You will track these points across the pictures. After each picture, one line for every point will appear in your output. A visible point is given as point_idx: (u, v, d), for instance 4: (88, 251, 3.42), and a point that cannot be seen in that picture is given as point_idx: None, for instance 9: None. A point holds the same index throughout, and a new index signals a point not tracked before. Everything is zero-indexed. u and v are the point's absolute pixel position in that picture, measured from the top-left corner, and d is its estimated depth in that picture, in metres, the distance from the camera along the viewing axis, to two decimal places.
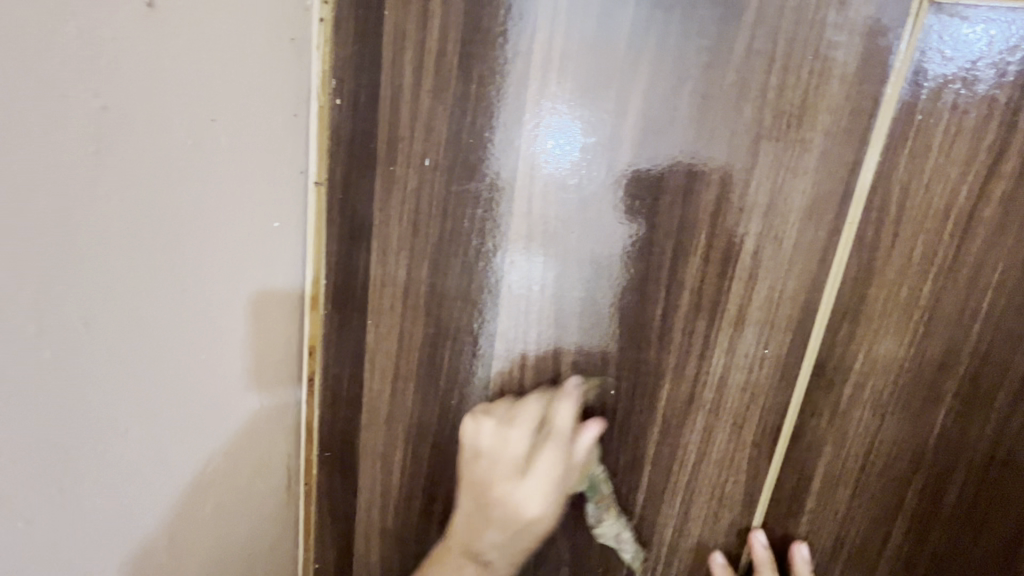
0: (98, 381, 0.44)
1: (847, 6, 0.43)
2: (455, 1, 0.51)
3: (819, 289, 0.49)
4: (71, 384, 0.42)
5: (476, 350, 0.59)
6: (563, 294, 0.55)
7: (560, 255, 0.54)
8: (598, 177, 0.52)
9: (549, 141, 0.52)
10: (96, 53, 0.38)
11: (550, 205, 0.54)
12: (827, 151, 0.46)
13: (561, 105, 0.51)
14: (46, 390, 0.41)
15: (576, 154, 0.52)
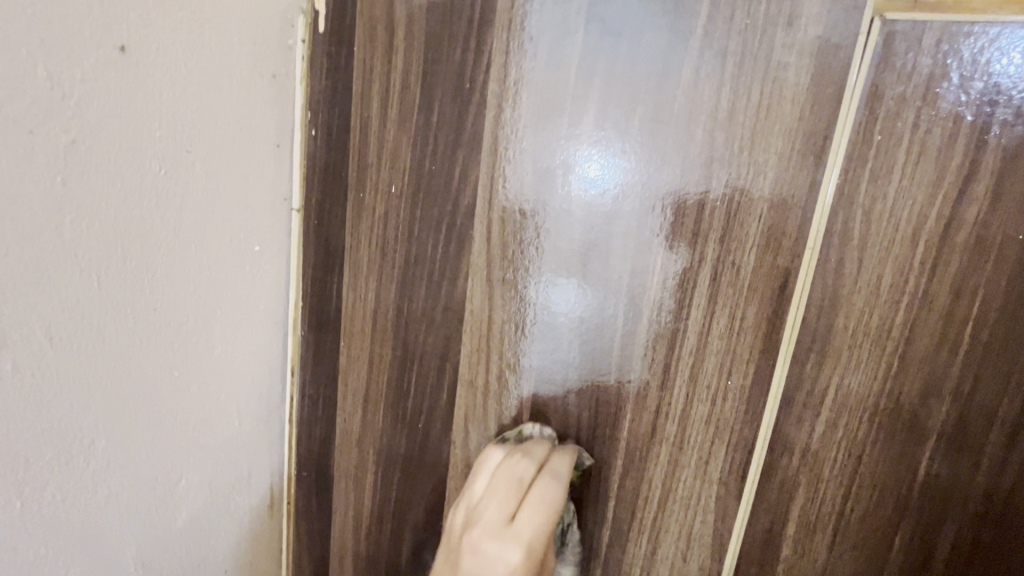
0: (68, 394, 0.47)
1: (794, 28, 0.43)
2: (416, 35, 0.53)
3: (782, 317, 0.46)
4: (41, 396, 0.45)
5: (441, 374, 0.59)
6: (602, 326, 0.52)
7: (600, 282, 0.52)
8: (630, 202, 0.49)
9: (585, 165, 0.50)
10: (65, 94, 0.43)
11: (591, 230, 0.51)
12: (782, 174, 0.44)
13: (589, 128, 0.50)
14: (16, 401, 0.43)
15: (612, 177, 0.50)
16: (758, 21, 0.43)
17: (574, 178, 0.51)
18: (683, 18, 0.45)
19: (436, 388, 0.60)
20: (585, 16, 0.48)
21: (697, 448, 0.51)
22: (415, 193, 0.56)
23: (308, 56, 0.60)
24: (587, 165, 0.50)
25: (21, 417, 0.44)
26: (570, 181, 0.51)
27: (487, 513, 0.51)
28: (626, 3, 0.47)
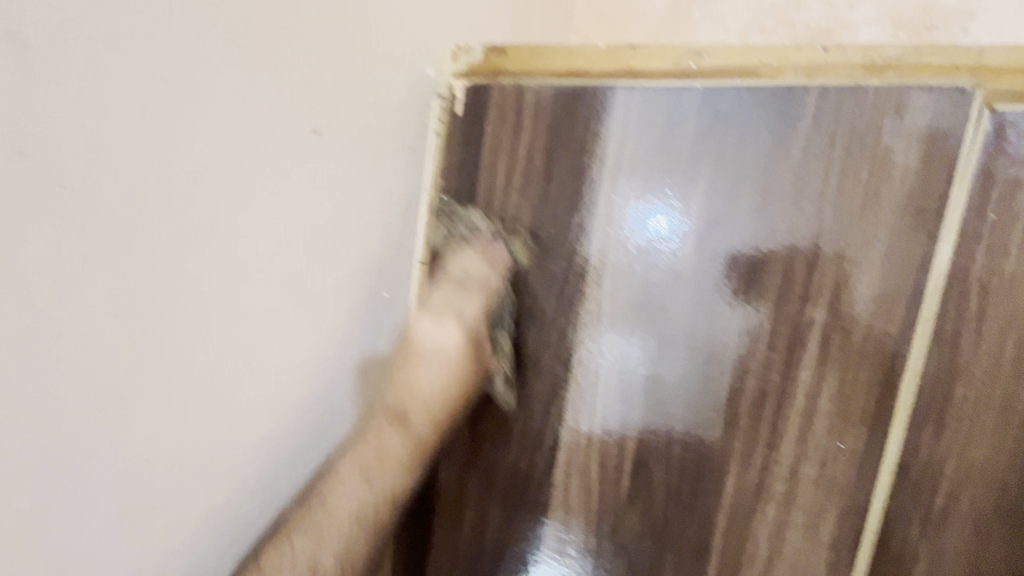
0: (229, 410, 0.54)
1: (903, 116, 0.47)
2: (543, 118, 0.62)
3: (895, 383, 0.48)
4: (208, 408, 0.53)
5: (545, 419, 0.63)
6: (659, 376, 0.57)
7: (658, 334, 0.57)
8: (693, 260, 0.55)
9: (637, 225, 0.58)
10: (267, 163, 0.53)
11: (639, 283, 0.58)
12: (893, 246, 0.48)
13: (642, 191, 0.57)
14: (191, 410, 0.51)
15: (664, 234, 0.56)
16: (867, 110, 0.48)
17: (631, 240, 0.58)
18: (794, 106, 0.51)
19: (539, 431, 0.63)
20: (698, 103, 0.55)
21: (806, 510, 0.51)
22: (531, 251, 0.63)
23: (443, 131, 0.69)
24: (641, 229, 0.57)
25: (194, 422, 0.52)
26: (628, 242, 0.58)
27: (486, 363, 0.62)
28: (737, 93, 0.53)
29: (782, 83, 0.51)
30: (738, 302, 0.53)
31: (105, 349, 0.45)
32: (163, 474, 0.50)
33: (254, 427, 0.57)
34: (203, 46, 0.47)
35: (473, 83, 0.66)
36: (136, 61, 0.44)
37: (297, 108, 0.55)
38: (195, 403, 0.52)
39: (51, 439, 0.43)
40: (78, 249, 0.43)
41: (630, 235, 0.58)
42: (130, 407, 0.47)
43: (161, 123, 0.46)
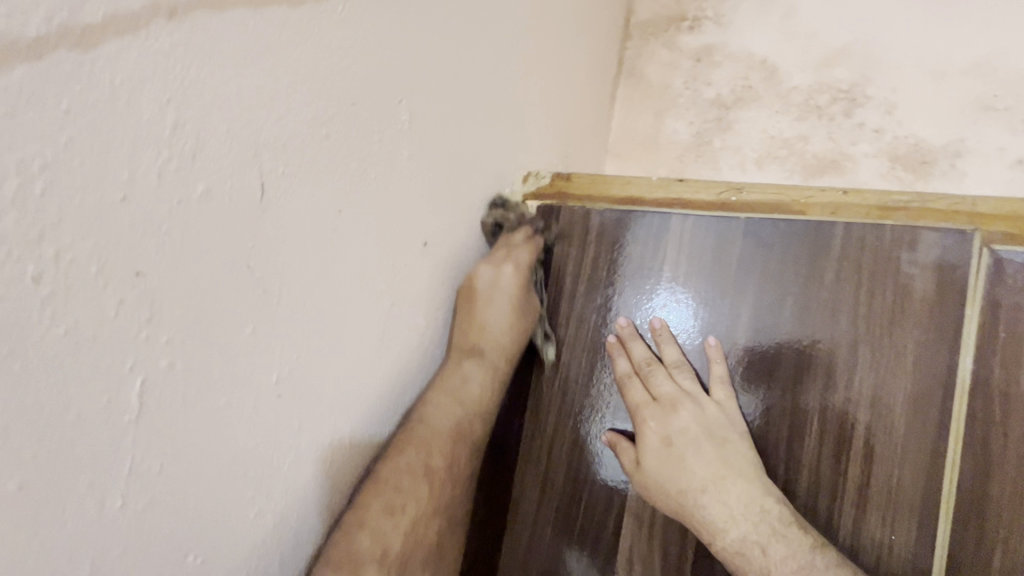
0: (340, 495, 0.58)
1: (916, 249, 0.58)
2: (607, 234, 0.73)
3: (937, 478, 0.54)
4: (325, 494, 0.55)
5: (610, 504, 0.68)
6: None
7: None
8: (733, 357, 0.64)
9: (667, 317, 0.68)
10: (397, 273, 0.61)
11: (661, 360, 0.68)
12: (922, 356, 0.56)
13: (680, 292, 0.68)
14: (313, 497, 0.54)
15: (689, 325, 0.67)
16: (886, 243, 0.59)
17: (645, 322, 0.69)
18: (823, 237, 0.62)
19: (603, 517, 0.68)
20: (741, 230, 0.66)
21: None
22: (593, 348, 0.72)
23: None
24: (655, 316, 0.69)
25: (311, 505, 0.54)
26: (641, 324, 0.69)
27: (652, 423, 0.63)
28: (775, 224, 0.64)
29: (810, 218, 0.63)
30: (784, 398, 0.61)
31: (269, 434, 0.48)
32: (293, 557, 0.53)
33: None
34: (373, 175, 0.55)
35: (544, 203, 0.78)
36: (324, 186, 0.49)
37: (426, 227, 0.65)
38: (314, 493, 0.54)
39: (213, 523, 0.44)
40: (265, 348, 0.46)
41: (644, 318, 0.69)
42: (274, 496, 0.49)
43: (335, 235, 0.51)
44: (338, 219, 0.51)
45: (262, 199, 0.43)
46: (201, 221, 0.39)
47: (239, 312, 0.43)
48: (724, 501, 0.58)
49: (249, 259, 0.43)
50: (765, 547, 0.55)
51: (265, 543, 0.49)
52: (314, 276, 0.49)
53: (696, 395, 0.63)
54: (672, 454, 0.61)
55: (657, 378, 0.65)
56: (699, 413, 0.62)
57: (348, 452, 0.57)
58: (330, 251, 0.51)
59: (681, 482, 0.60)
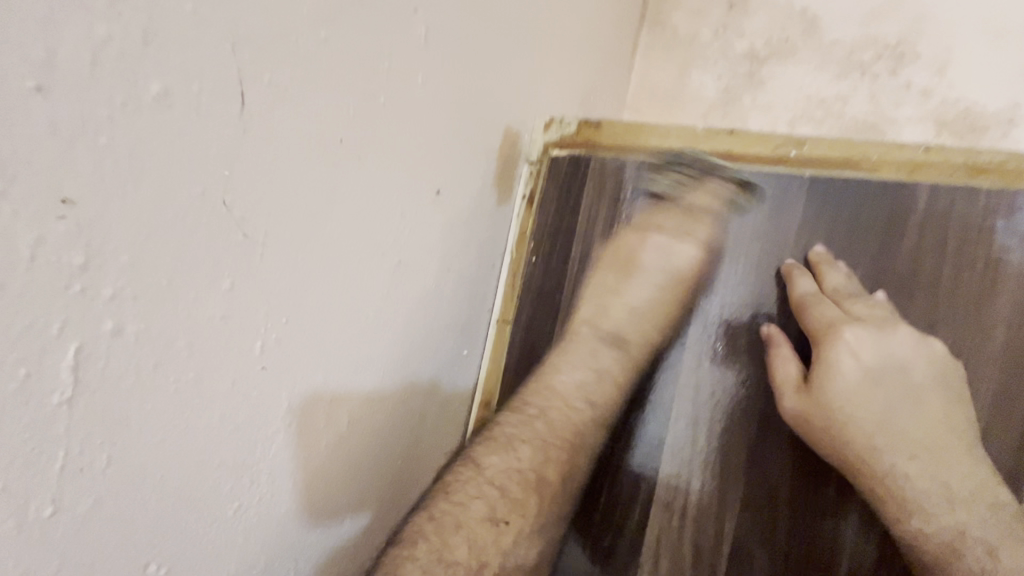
0: (334, 478, 0.49)
1: (1013, 217, 0.50)
2: (644, 192, 0.64)
3: (1017, 479, 0.49)
4: (320, 477, 0.47)
5: (633, 490, 0.62)
6: (686, 440, 0.60)
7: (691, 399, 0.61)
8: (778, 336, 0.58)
9: (696, 290, 0.61)
10: (404, 225, 0.51)
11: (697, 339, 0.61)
12: (1010, 340, 0.50)
13: (722, 262, 0.60)
14: (303, 481, 0.45)
15: (726, 299, 0.60)
16: (977, 210, 0.51)
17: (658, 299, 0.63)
18: (902, 200, 0.54)
19: (626, 511, 0.62)
20: (804, 190, 0.57)
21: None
22: (618, 319, 0.64)
23: (533, 196, 0.71)
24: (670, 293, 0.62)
25: (296, 493, 0.45)
26: (656, 298, 0.63)
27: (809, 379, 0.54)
28: (846, 184, 0.56)
29: (885, 178, 0.55)
30: None
31: (250, 415, 0.39)
32: (280, 553, 0.44)
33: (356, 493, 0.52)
34: (383, 100, 0.44)
35: (572, 154, 0.69)
36: (321, 108, 0.38)
37: (440, 173, 0.55)
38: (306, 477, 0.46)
39: (177, 522, 0.35)
40: (246, 309, 0.36)
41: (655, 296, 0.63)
42: (258, 487, 0.41)
43: (338, 171, 0.41)
44: (343, 151, 0.41)
45: (241, 117, 0.33)
46: (159, 135, 0.28)
47: (211, 263, 0.33)
48: (968, 484, 0.47)
49: (227, 193, 0.33)
50: (993, 548, 0.45)
51: (247, 542, 0.41)
52: (310, 221, 0.40)
53: (883, 330, 0.52)
54: (884, 425, 0.51)
55: (822, 306, 0.54)
56: (886, 343, 0.52)
57: (345, 432, 0.49)
58: (333, 190, 0.41)
59: (871, 444, 0.50)
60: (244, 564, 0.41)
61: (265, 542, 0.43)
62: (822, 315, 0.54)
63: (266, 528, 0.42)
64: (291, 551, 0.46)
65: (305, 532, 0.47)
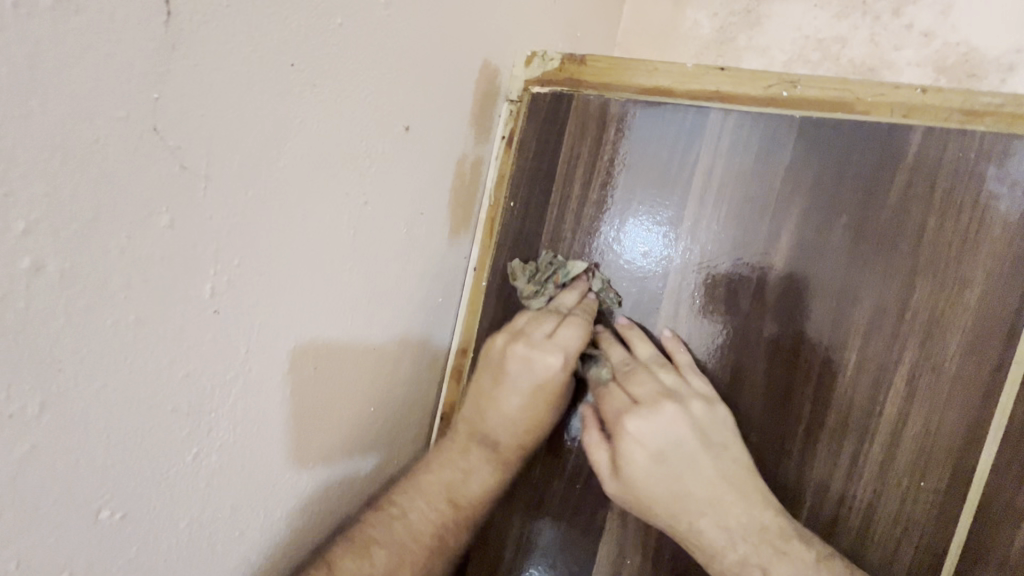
0: (301, 425, 0.48)
1: (1007, 163, 0.48)
2: (628, 133, 0.61)
3: (981, 427, 0.49)
4: (286, 425, 0.46)
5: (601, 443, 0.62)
6: None
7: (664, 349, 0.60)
8: (761, 283, 0.55)
9: (674, 239, 0.59)
10: (370, 163, 0.48)
11: (677, 288, 0.59)
12: (990, 289, 0.49)
13: (706, 208, 0.58)
14: (268, 428, 0.44)
15: (708, 247, 0.58)
16: (970, 155, 0.49)
17: (632, 249, 0.61)
18: (894, 144, 0.51)
19: None
20: (794, 131, 0.54)
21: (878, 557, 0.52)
22: (597, 268, 0.62)
23: (511, 136, 0.67)
24: (644, 243, 0.60)
25: (261, 440, 0.44)
26: (632, 248, 0.61)
27: (666, 448, 0.53)
28: (838, 126, 0.53)
29: (877, 120, 0.52)
30: (822, 331, 0.53)
31: (204, 360, 0.37)
32: (245, 499, 0.44)
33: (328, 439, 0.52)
34: (339, 19, 0.40)
35: (554, 92, 0.65)
36: (267, 24, 0.34)
37: (410, 107, 0.51)
38: (271, 425, 0.44)
39: (127, 468, 0.34)
40: (191, 248, 0.34)
41: (631, 247, 0.61)
42: (217, 435, 0.40)
43: (290, 97, 0.38)
44: (295, 75, 0.38)
45: (170, 31, 0.29)
46: (65, 45, 0.25)
47: (146, 196, 0.30)
48: (714, 522, 0.51)
49: (157, 119, 0.30)
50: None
51: (210, 489, 0.40)
52: (259, 154, 0.36)
53: (665, 405, 0.54)
54: (677, 484, 0.52)
55: (596, 364, 0.60)
56: (658, 417, 0.53)
57: (314, 378, 0.48)
58: (284, 118, 0.38)
59: (635, 485, 0.53)
60: (208, 509, 0.41)
61: (228, 487, 0.42)
62: (641, 387, 0.56)
63: (228, 473, 0.42)
64: (258, 497, 0.45)
65: (273, 478, 0.47)
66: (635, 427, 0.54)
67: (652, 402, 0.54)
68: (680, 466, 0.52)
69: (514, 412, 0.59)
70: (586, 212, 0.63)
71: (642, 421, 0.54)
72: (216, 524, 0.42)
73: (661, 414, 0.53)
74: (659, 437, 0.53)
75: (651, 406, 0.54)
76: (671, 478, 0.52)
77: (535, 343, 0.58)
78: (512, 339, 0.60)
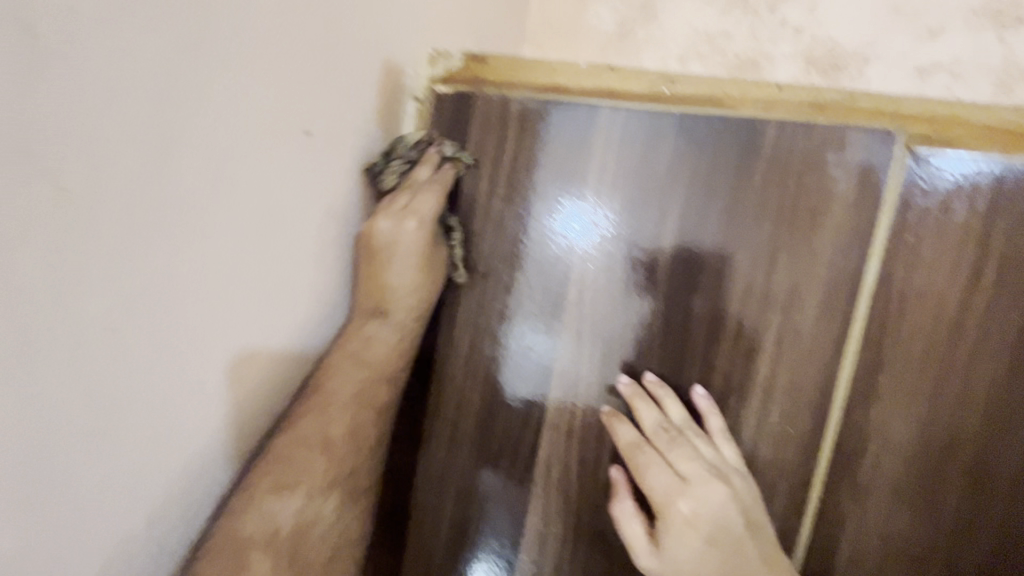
0: (216, 430, 0.50)
1: (844, 150, 0.56)
2: (528, 129, 0.64)
3: (834, 377, 0.57)
4: (200, 431, 0.48)
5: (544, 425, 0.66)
6: (587, 367, 0.64)
7: (593, 328, 0.64)
8: (652, 265, 0.61)
9: (597, 224, 0.63)
10: (268, 170, 0.49)
11: (600, 271, 0.63)
12: (836, 259, 0.57)
13: (603, 198, 0.63)
14: (181, 436, 0.46)
15: (623, 231, 0.62)
16: (815, 144, 0.57)
17: (560, 237, 0.64)
18: (756, 136, 0.58)
19: (519, 437, 0.66)
20: (674, 126, 0.60)
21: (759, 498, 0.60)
22: (529, 255, 0.65)
23: (421, 135, 0.69)
24: (574, 228, 0.64)
25: (172, 449, 0.46)
26: (559, 234, 0.64)
27: (712, 519, 0.55)
28: (709, 120, 0.59)
29: (744, 115, 0.59)
30: (705, 304, 0.60)
31: (100, 374, 0.39)
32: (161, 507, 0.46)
33: (249, 442, 0.55)
34: (216, 34, 0.41)
35: (457, 90, 0.67)
36: (134, 48, 0.36)
37: (308, 111, 0.52)
38: (182, 433, 0.47)
39: (26, 485, 0.35)
40: (73, 268, 0.35)
41: (562, 234, 0.64)
42: (120, 453, 0.41)
43: (169, 124, 0.39)
44: (170, 100, 0.39)
45: (29, 65, 0.31)
46: None
47: (17, 221, 0.32)
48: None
49: (18, 144, 0.31)
50: None
51: (122, 499, 0.42)
52: (139, 173, 0.38)
53: (651, 456, 0.58)
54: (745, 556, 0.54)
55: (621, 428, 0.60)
56: (701, 487, 0.55)
57: (222, 386, 0.49)
58: (163, 142, 0.39)
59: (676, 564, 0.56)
60: (117, 523, 0.42)
61: (141, 497, 0.44)
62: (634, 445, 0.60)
63: (139, 483, 0.43)
64: (178, 504, 0.48)
65: (188, 487, 0.48)
66: (679, 497, 0.56)
67: (638, 459, 0.59)
68: (712, 530, 0.55)
69: (404, 279, 0.61)
70: (495, 206, 0.66)
71: (676, 487, 0.56)
72: (127, 540, 0.43)
73: (702, 484, 0.55)
74: (707, 508, 0.55)
75: (692, 475, 0.56)
76: (710, 546, 0.55)
77: (403, 214, 0.61)
78: (388, 221, 0.60)
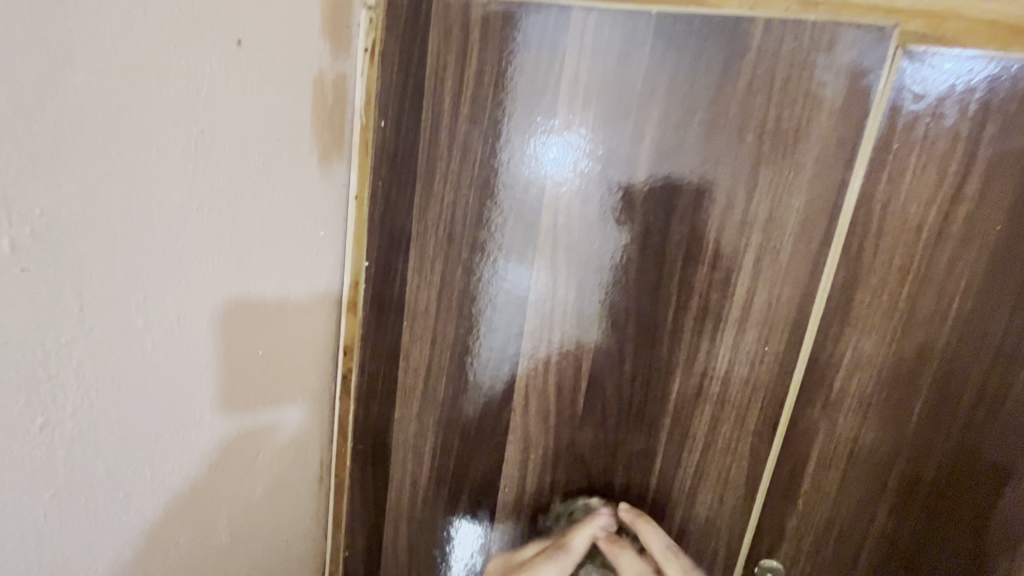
0: (173, 370, 0.48)
1: (834, 51, 0.52)
2: (492, 39, 0.58)
3: (812, 295, 0.56)
4: (155, 372, 0.47)
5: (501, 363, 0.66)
6: (558, 305, 0.63)
7: (564, 266, 0.62)
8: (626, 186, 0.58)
9: (570, 157, 0.59)
10: (195, 87, 0.44)
11: (573, 206, 0.60)
12: (820, 172, 0.54)
13: (577, 115, 0.58)
14: (132, 378, 0.45)
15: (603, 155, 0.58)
16: (804, 45, 0.52)
17: (534, 169, 0.60)
18: (740, 38, 0.53)
19: (496, 369, 0.66)
20: (652, 30, 0.55)
21: (733, 419, 0.61)
22: (503, 184, 0.61)
23: (373, 47, 0.62)
24: (548, 159, 0.60)
25: (125, 391, 0.44)
26: (535, 165, 0.60)
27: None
28: (690, 22, 0.54)
29: (727, 14, 0.53)
30: (682, 225, 0.58)
31: (27, 315, 0.36)
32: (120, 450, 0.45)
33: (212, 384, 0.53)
34: None
35: None
36: None
37: (232, 18, 0.46)
38: (135, 375, 0.45)
39: None
40: None
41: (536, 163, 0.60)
42: (67, 396, 0.40)
43: (65, 30, 0.35)
44: (60, 7, 0.34)
45: None
46: None
47: None
48: None
49: None
50: None
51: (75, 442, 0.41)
52: (34, 87, 0.34)
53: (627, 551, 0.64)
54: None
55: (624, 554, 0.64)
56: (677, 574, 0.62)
57: (173, 331, 0.48)
58: (59, 61, 0.35)
59: None
60: (78, 477, 0.42)
61: (97, 439, 0.43)
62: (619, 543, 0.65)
63: (92, 426, 0.42)
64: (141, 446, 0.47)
65: (150, 437, 0.48)
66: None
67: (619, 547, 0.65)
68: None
69: None
70: (459, 128, 0.61)
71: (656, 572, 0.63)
72: (86, 482, 0.43)
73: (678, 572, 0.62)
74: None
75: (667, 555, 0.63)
76: None
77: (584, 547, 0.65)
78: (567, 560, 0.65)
